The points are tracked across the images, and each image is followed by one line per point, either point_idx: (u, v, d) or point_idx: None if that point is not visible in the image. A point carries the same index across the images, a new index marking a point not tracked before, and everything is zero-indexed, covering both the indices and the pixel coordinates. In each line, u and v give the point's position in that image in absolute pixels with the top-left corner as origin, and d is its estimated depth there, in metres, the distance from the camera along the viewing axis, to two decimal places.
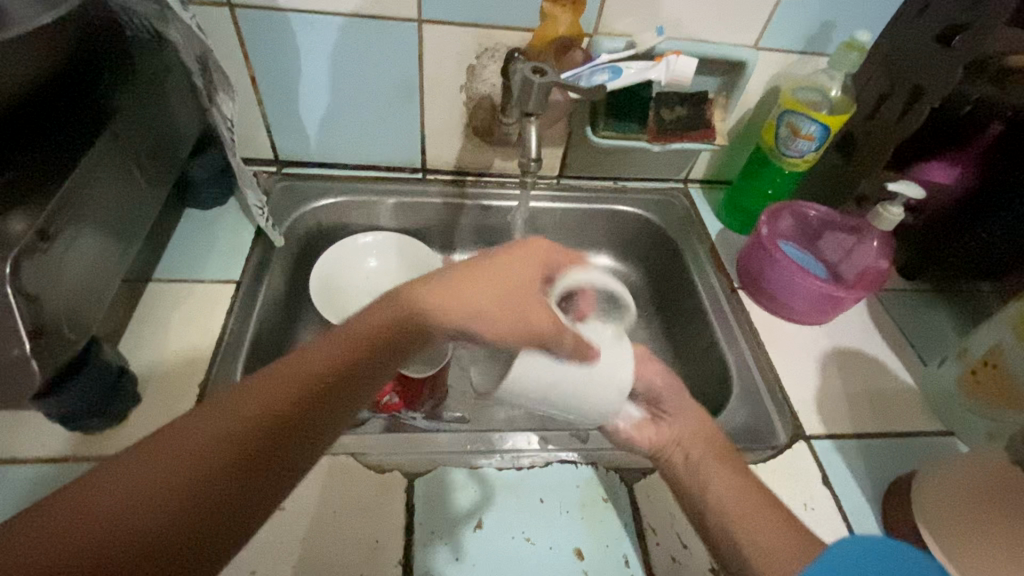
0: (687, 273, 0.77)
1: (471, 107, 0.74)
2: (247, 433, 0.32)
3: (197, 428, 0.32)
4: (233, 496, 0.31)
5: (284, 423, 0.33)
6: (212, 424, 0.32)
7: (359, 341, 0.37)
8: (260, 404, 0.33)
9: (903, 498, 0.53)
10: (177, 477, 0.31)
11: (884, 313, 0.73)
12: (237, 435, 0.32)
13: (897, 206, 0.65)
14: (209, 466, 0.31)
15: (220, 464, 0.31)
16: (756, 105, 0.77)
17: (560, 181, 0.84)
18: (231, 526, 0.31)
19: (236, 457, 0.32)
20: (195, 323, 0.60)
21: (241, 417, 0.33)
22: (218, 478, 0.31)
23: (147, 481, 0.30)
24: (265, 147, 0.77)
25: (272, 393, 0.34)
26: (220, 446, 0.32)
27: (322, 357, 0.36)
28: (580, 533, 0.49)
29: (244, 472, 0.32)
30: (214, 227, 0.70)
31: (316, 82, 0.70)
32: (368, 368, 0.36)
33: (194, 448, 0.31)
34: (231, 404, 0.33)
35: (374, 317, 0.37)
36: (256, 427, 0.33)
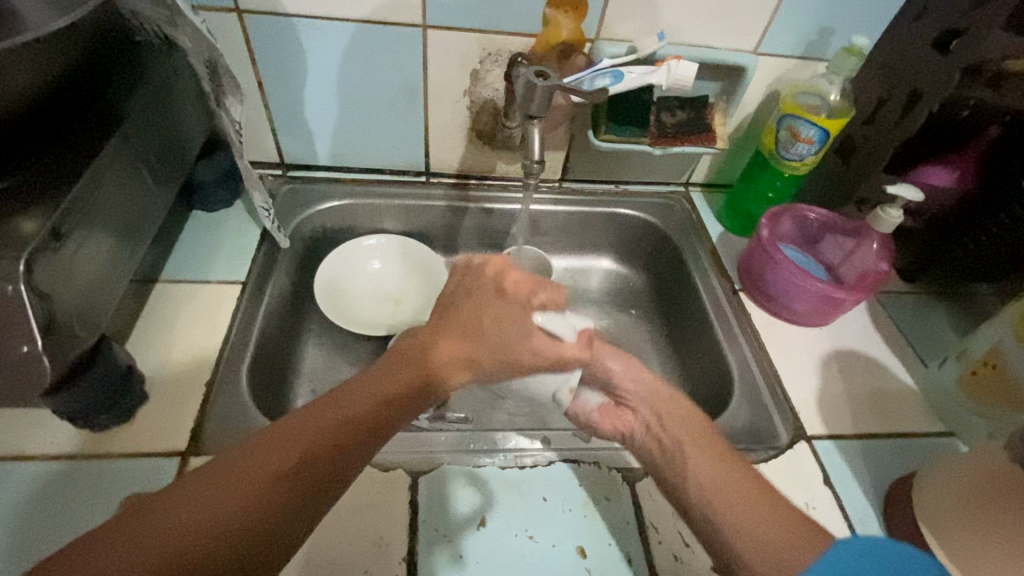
0: (689, 276, 0.77)
1: (475, 110, 0.75)
2: (275, 489, 0.34)
3: (224, 486, 0.34)
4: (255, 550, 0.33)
5: (311, 477, 0.35)
6: (240, 482, 0.34)
7: (379, 403, 0.38)
8: (286, 463, 0.35)
9: (903, 497, 0.53)
10: (205, 538, 0.32)
11: (885, 314, 0.74)
12: (265, 494, 0.34)
13: (896, 208, 0.66)
14: (233, 520, 0.33)
15: (245, 524, 0.33)
16: (756, 110, 0.78)
17: (562, 184, 0.84)
18: (262, 562, 0.34)
19: (262, 515, 0.33)
20: (201, 323, 0.61)
21: (257, 471, 0.34)
22: (240, 538, 0.33)
23: (177, 536, 0.32)
24: (270, 150, 0.78)
25: (303, 450, 0.35)
26: (250, 500, 0.33)
27: (348, 413, 0.37)
28: (583, 531, 0.50)
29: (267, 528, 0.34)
30: (220, 228, 0.71)
31: (322, 87, 0.71)
32: (381, 427, 0.38)
33: (221, 508, 0.33)
34: (260, 463, 0.34)
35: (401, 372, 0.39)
36: (284, 488, 0.34)
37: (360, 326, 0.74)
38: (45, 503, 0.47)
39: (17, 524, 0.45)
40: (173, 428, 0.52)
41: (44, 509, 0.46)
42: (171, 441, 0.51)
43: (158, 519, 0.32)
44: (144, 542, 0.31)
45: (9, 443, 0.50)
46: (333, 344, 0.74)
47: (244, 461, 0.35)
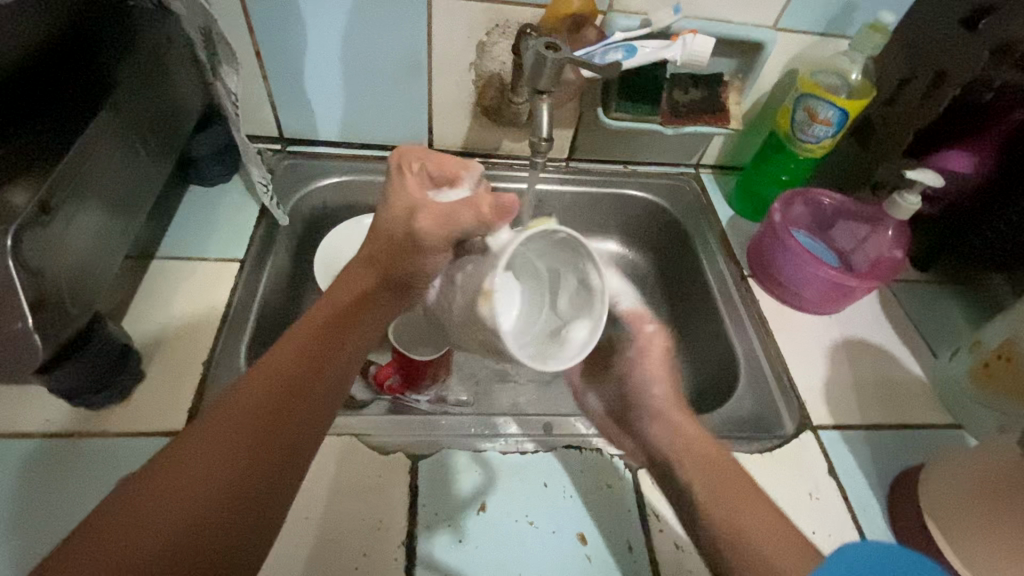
0: (696, 260, 0.76)
1: (480, 85, 0.72)
2: (277, 395, 0.38)
3: (228, 415, 0.36)
4: (282, 450, 0.36)
5: (301, 375, 0.39)
6: (241, 405, 0.37)
7: (342, 304, 0.44)
8: (275, 376, 0.38)
9: (910, 490, 0.53)
10: (230, 455, 0.34)
11: (896, 303, 0.72)
12: (264, 407, 0.37)
13: (915, 194, 0.64)
14: (252, 435, 0.36)
15: (261, 431, 0.36)
16: (771, 90, 0.75)
17: (569, 163, 0.82)
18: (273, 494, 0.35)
19: (243, 481, 0.34)
20: (199, 302, 0.60)
21: (241, 413, 0.36)
22: (258, 447, 0.36)
23: (189, 487, 0.33)
24: (270, 124, 0.76)
25: (290, 362, 0.39)
26: (254, 413, 0.36)
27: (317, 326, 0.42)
28: (584, 518, 0.49)
29: (281, 431, 0.37)
30: (218, 204, 0.69)
31: (322, 57, 0.68)
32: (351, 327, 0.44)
33: (236, 429, 0.36)
34: (247, 387, 0.38)
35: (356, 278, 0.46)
36: (283, 391, 0.38)
37: None
38: (43, 481, 0.46)
39: (16, 501, 0.45)
40: (171, 407, 0.51)
41: (43, 487, 0.46)
42: (168, 421, 0.51)
43: (180, 460, 0.34)
44: (176, 484, 0.33)
45: (6, 420, 0.49)
46: None
47: (235, 391, 0.38)
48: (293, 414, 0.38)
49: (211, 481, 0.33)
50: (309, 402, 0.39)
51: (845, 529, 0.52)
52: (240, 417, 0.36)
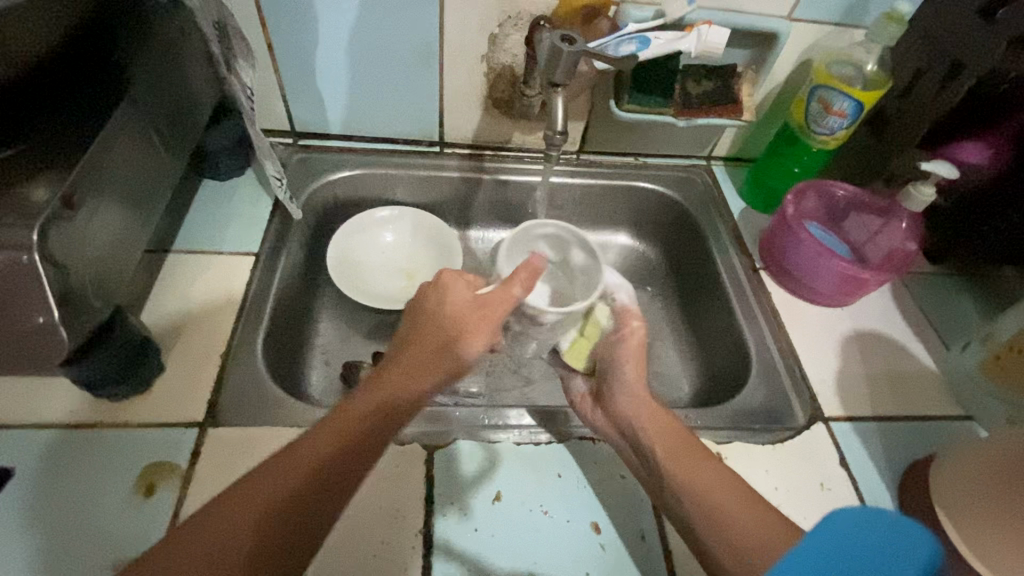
0: (708, 253, 0.76)
1: (492, 77, 0.72)
2: (320, 469, 0.40)
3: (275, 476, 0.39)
4: (308, 523, 0.39)
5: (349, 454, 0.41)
6: (289, 470, 0.39)
7: (402, 380, 0.44)
8: (325, 445, 0.41)
9: (921, 482, 0.53)
10: (264, 515, 0.38)
11: (907, 295, 0.72)
12: (309, 476, 0.40)
13: (929, 186, 0.63)
14: (287, 502, 0.39)
15: (296, 499, 0.39)
16: (785, 81, 0.75)
17: (580, 156, 0.82)
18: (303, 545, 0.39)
19: (275, 533, 0.38)
20: (216, 295, 0.60)
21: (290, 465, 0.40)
22: (275, 523, 0.38)
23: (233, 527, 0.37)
24: (282, 118, 0.76)
25: (341, 435, 0.41)
26: (296, 481, 0.39)
27: (381, 396, 0.44)
28: (597, 507, 0.50)
29: (315, 501, 0.39)
30: (232, 198, 0.69)
31: (334, 50, 0.68)
32: (407, 406, 0.44)
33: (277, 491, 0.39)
34: (302, 451, 0.40)
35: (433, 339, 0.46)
36: (327, 467, 0.40)
37: (372, 299, 0.74)
38: (68, 470, 0.47)
39: (43, 490, 0.46)
40: (191, 398, 0.52)
41: (68, 476, 0.47)
42: (188, 412, 0.51)
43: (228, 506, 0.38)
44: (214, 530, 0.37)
45: (30, 410, 0.50)
46: (346, 315, 0.74)
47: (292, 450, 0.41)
48: (330, 489, 0.40)
49: (242, 534, 0.37)
50: (347, 482, 0.41)
51: None
52: (285, 480, 0.39)
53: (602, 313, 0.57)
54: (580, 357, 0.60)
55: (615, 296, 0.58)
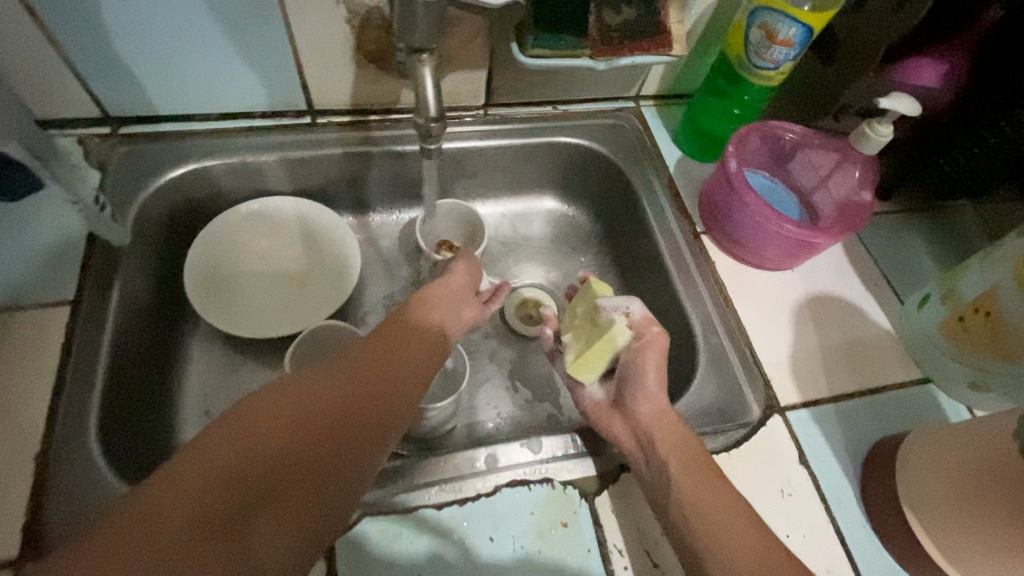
0: (644, 219, 0.66)
1: (357, 24, 0.55)
2: (324, 421, 0.34)
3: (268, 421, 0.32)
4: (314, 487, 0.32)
5: (353, 408, 0.35)
6: (285, 415, 0.33)
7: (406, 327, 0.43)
8: (327, 397, 0.35)
9: (884, 471, 0.49)
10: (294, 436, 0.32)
11: (859, 245, 0.65)
12: (309, 428, 0.33)
13: (886, 124, 0.55)
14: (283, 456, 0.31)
15: (296, 451, 0.32)
16: (721, 0, 0.61)
17: (488, 111, 0.68)
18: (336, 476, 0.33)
19: (311, 450, 0.32)
20: (21, 372, 0.46)
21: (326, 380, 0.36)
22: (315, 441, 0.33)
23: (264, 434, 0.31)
24: (83, 102, 0.57)
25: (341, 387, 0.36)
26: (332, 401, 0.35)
27: (371, 355, 0.39)
28: (538, 570, 0.43)
29: (319, 461, 0.32)
30: (28, 226, 0.52)
31: (125, 2, 0.49)
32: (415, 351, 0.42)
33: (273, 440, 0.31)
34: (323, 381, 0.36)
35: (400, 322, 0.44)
36: (326, 419, 0.34)
37: (256, 324, 0.61)
38: None
39: None
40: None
41: None
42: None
43: (209, 456, 0.29)
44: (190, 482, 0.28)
45: None
46: (224, 347, 0.60)
47: (281, 392, 0.34)
48: (335, 458, 0.33)
49: (224, 482, 0.29)
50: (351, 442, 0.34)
51: (818, 523, 0.48)
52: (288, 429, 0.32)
53: (620, 328, 0.47)
54: (590, 367, 0.48)
55: (628, 308, 0.49)
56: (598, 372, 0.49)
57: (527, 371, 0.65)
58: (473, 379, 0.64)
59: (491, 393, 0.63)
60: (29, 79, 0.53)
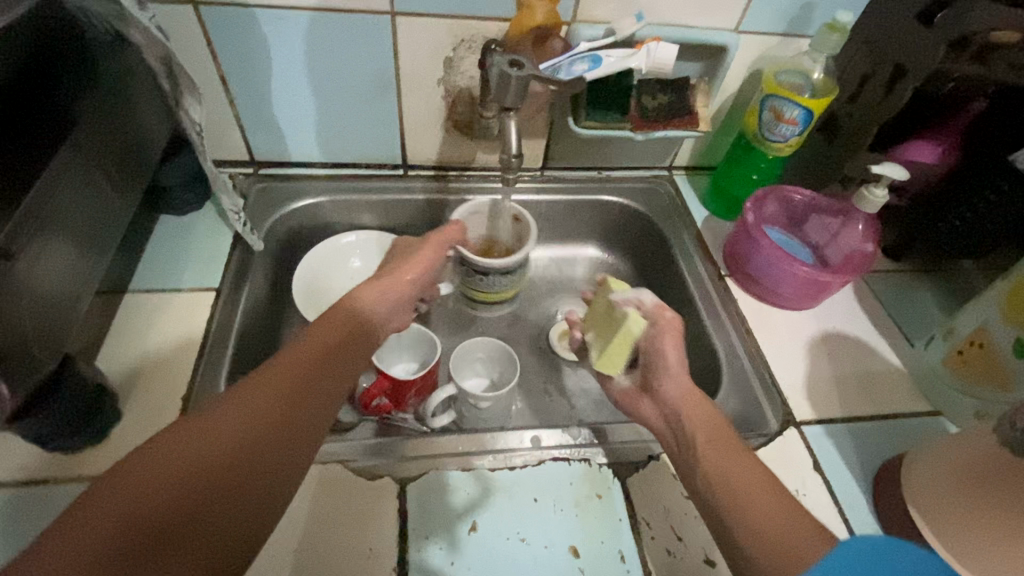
0: (675, 263, 0.77)
1: (450, 100, 0.72)
2: (245, 444, 0.39)
3: (200, 435, 0.38)
4: (241, 488, 0.37)
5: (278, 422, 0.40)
6: (207, 443, 0.37)
7: (326, 338, 0.47)
8: (257, 406, 0.40)
9: (893, 480, 0.53)
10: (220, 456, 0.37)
11: (870, 294, 0.74)
12: (234, 445, 0.38)
13: (881, 187, 0.65)
14: (206, 474, 0.36)
15: (211, 475, 0.36)
16: (738, 91, 0.76)
17: (544, 172, 0.82)
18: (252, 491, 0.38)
19: (230, 471, 0.37)
20: (174, 337, 0.58)
21: (247, 401, 0.40)
22: (232, 463, 0.38)
23: (188, 458, 0.37)
24: (239, 148, 0.75)
25: (268, 403, 0.41)
26: (254, 421, 0.40)
27: (286, 372, 0.43)
28: (574, 530, 0.49)
29: (237, 478, 0.37)
30: (189, 234, 0.67)
31: (290, 78, 0.67)
32: (332, 363, 0.46)
33: (201, 452, 0.37)
34: (244, 402, 0.40)
35: (332, 326, 0.49)
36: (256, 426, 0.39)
37: None
38: (19, 534, 0.45)
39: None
40: None
41: (17, 538, 0.44)
42: None
43: (132, 479, 0.35)
44: (127, 484, 0.35)
45: None
46: None
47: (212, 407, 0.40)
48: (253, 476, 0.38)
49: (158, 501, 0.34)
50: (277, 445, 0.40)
51: (832, 524, 0.53)
52: (214, 450, 0.37)
53: (634, 321, 0.54)
54: (615, 362, 0.56)
55: (639, 300, 0.56)
56: (623, 365, 0.57)
57: (568, 388, 0.74)
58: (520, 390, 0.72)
59: (535, 403, 0.71)
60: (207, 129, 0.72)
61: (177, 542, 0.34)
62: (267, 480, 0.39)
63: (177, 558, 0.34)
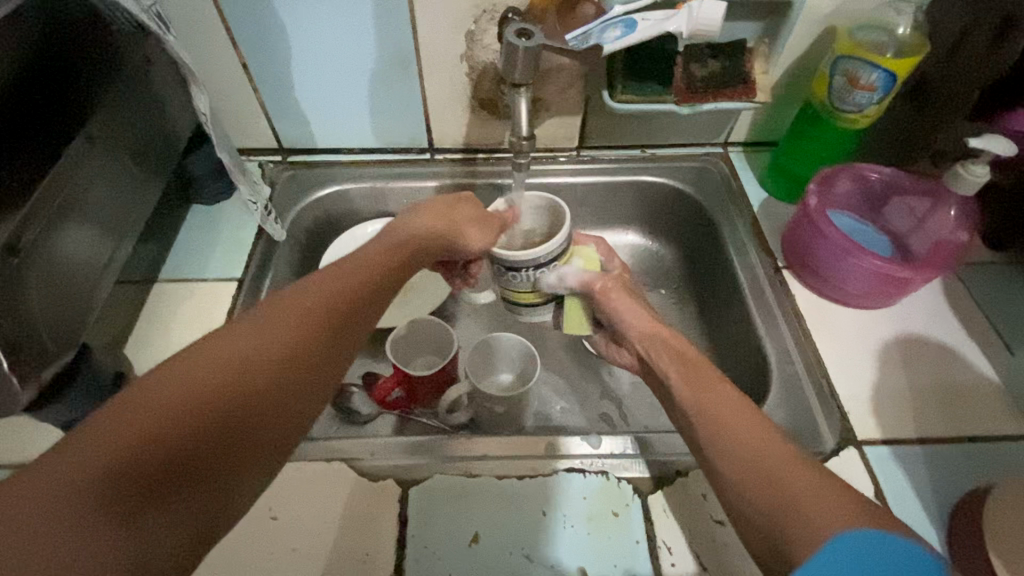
0: (724, 252, 0.68)
1: (475, 77, 0.67)
2: (282, 361, 0.34)
3: (209, 366, 0.32)
4: (267, 418, 0.33)
5: (318, 338, 0.36)
6: (240, 352, 0.33)
7: (372, 261, 0.44)
8: (271, 348, 0.34)
9: (973, 521, 0.45)
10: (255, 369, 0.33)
11: (963, 293, 0.63)
12: (274, 359, 0.34)
13: (981, 164, 0.54)
14: (238, 389, 0.32)
15: (241, 391, 0.32)
16: (805, 54, 0.66)
17: (580, 152, 0.76)
18: (284, 415, 0.33)
19: (265, 386, 0.33)
20: (197, 325, 0.59)
21: (287, 312, 0.36)
22: (272, 377, 0.33)
23: (218, 368, 0.32)
24: (267, 135, 0.74)
25: (306, 315, 0.37)
26: (294, 332, 0.35)
27: (329, 285, 0.39)
28: (584, 550, 0.45)
29: (272, 395, 0.33)
30: (218, 223, 0.68)
31: (309, 61, 0.65)
32: (377, 282, 0.42)
33: (235, 364, 0.33)
34: (284, 313, 0.36)
35: (351, 272, 0.42)
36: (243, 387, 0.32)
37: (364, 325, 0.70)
38: None
39: None
40: None
41: None
42: None
43: (153, 389, 0.30)
44: (125, 423, 0.29)
45: (13, 449, 0.50)
46: None
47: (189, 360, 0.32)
48: (287, 395, 0.34)
49: (183, 419, 0.30)
50: (292, 398, 0.34)
51: None
52: (251, 360, 0.33)
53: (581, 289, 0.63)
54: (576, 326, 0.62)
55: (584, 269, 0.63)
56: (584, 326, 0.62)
57: (598, 389, 0.68)
58: (544, 389, 0.68)
59: (562, 403, 0.67)
60: (235, 115, 0.71)
61: (192, 480, 0.29)
62: (300, 403, 0.34)
63: (199, 485, 0.29)
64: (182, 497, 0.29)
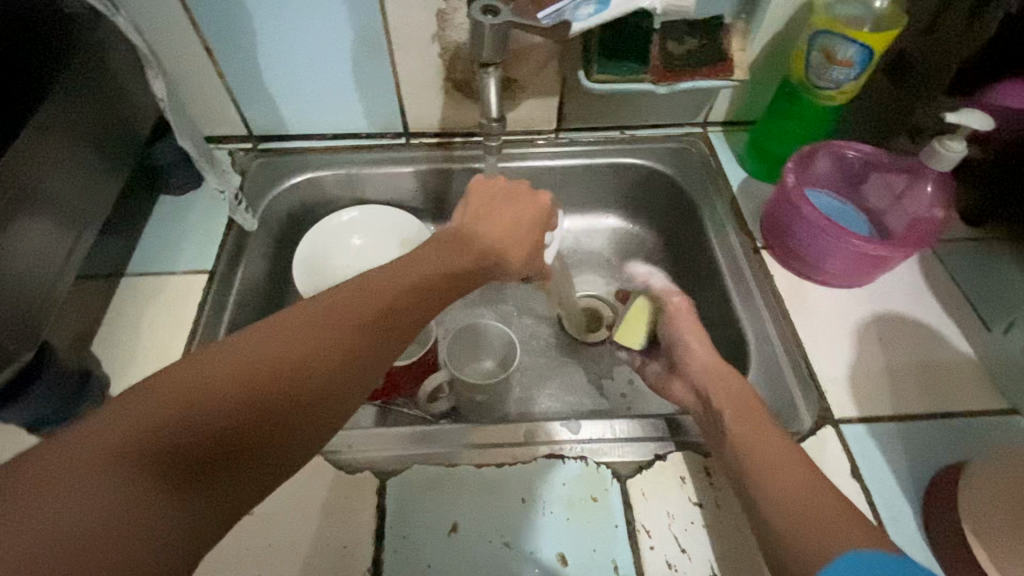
0: (704, 233, 0.68)
1: (448, 58, 0.65)
2: (323, 362, 0.33)
3: (253, 354, 0.31)
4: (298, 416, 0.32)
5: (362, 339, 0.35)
6: (284, 344, 0.32)
7: (433, 264, 0.42)
8: (315, 343, 0.33)
9: (946, 495, 0.46)
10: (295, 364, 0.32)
11: (940, 270, 0.63)
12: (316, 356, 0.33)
13: (957, 139, 0.54)
14: (275, 382, 0.31)
15: (277, 384, 0.31)
16: (783, 30, 0.65)
17: (559, 135, 0.74)
18: (316, 413, 0.32)
19: (303, 382, 0.32)
20: (167, 319, 0.58)
21: (338, 309, 0.35)
22: (312, 376, 0.32)
23: (260, 357, 0.31)
24: (236, 122, 0.72)
25: (354, 315, 0.35)
26: (341, 331, 0.34)
27: (387, 285, 0.38)
28: (563, 535, 0.45)
29: (306, 394, 0.32)
30: (187, 214, 0.66)
31: (275, 44, 0.63)
32: (435, 288, 0.41)
33: (277, 354, 0.32)
34: (336, 309, 0.35)
35: (409, 272, 0.40)
36: (252, 387, 0.30)
37: None
38: None
39: None
40: None
41: None
42: None
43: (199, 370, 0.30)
44: (161, 399, 0.28)
45: None
46: None
47: (215, 349, 0.31)
48: (321, 397, 0.32)
49: (214, 405, 0.29)
50: (327, 399, 0.33)
51: None
52: (292, 352, 0.32)
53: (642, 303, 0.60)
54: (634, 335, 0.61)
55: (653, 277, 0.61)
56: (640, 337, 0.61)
57: (579, 374, 0.68)
58: (526, 375, 0.68)
59: (543, 390, 0.67)
60: (201, 102, 0.69)
61: (212, 474, 0.28)
62: (332, 407, 0.33)
63: (219, 480, 0.28)
64: (200, 489, 0.28)
